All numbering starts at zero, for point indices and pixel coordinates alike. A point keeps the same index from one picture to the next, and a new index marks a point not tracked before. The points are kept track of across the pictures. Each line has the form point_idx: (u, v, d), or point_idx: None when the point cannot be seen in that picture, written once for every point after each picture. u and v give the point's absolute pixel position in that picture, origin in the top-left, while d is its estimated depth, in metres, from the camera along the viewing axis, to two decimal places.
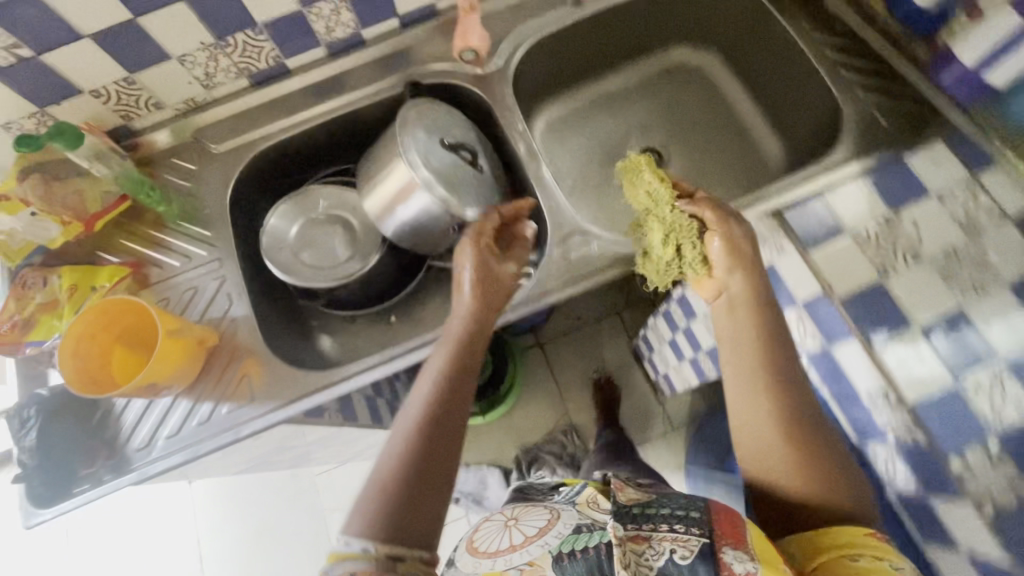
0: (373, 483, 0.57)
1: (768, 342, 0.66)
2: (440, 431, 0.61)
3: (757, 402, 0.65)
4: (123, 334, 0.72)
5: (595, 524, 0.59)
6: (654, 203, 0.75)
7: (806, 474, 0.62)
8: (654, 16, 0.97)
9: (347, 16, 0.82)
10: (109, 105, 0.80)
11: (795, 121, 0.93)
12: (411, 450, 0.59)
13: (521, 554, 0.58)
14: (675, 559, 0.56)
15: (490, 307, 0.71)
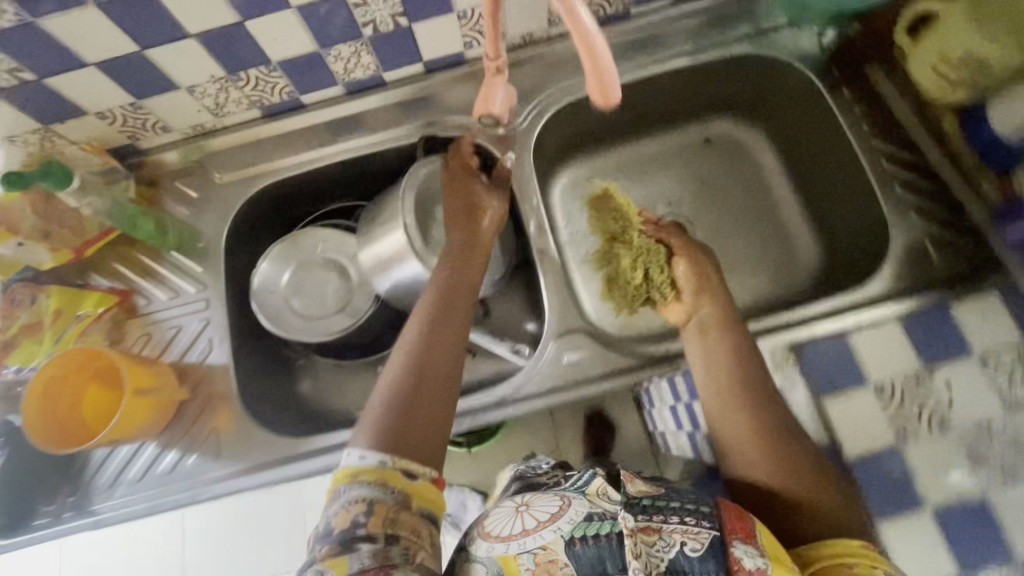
0: (380, 407, 0.59)
1: (735, 350, 0.66)
2: (442, 363, 0.62)
3: (729, 407, 0.63)
4: (100, 372, 0.70)
5: (607, 514, 0.55)
6: (620, 229, 0.83)
7: (790, 465, 0.59)
8: (701, 86, 0.88)
9: (367, 59, 0.77)
10: (115, 125, 0.77)
11: (840, 226, 0.84)
12: (415, 378, 0.61)
13: (534, 539, 0.54)
14: (686, 554, 0.52)
15: (480, 249, 0.74)
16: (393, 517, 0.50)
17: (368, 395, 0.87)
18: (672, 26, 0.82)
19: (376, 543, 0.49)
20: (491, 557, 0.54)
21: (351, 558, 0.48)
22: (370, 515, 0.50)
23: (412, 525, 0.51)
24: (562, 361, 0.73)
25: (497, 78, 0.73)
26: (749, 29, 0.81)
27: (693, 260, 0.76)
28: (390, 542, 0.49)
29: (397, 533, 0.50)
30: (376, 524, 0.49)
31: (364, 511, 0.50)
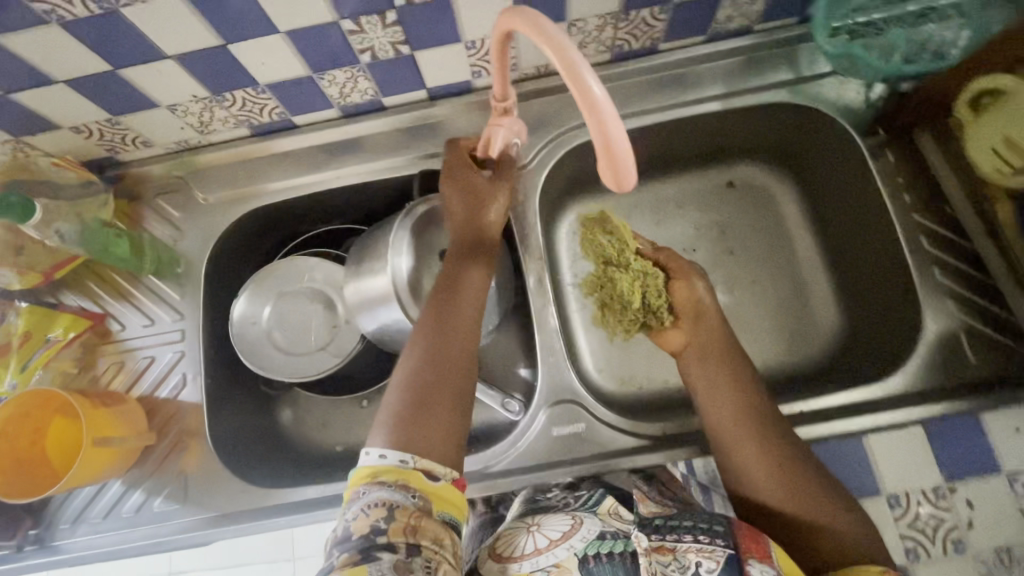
0: (396, 411, 0.57)
1: (735, 372, 0.63)
2: (456, 360, 0.61)
3: (737, 432, 0.59)
4: (65, 408, 0.67)
5: (620, 532, 0.53)
6: (616, 253, 0.76)
7: (798, 491, 0.56)
8: (730, 128, 0.80)
9: (365, 85, 0.71)
10: (92, 139, 0.72)
11: (869, 297, 0.76)
12: (431, 377, 0.59)
13: (547, 557, 0.52)
14: (702, 572, 0.48)
15: (486, 241, 0.70)
16: (413, 522, 0.48)
17: (348, 435, 0.83)
18: (702, 66, 0.75)
19: (396, 550, 0.46)
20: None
21: (369, 566, 0.46)
22: (391, 520, 0.48)
23: (432, 532, 0.49)
24: (552, 435, 0.69)
25: (502, 120, 0.65)
26: (790, 76, 0.74)
27: (693, 285, 0.69)
28: (409, 550, 0.47)
29: (417, 540, 0.47)
30: (396, 530, 0.47)
31: (384, 516, 0.48)
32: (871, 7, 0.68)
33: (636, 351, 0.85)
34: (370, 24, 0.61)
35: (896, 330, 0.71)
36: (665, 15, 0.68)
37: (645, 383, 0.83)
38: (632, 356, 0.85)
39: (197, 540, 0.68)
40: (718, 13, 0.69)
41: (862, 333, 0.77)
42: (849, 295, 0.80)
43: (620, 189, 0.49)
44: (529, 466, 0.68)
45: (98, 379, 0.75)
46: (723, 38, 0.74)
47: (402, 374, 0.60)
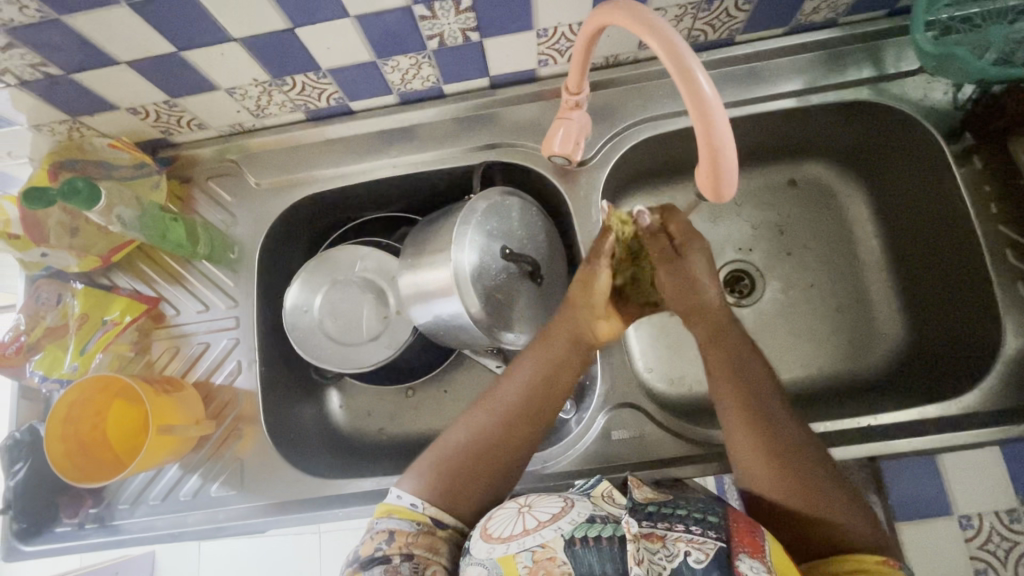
0: (445, 456, 0.60)
1: (746, 370, 0.60)
2: (506, 429, 0.61)
3: (746, 432, 0.57)
4: (125, 393, 0.68)
5: (610, 517, 0.48)
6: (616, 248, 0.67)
7: (793, 480, 0.54)
8: (802, 126, 0.77)
9: (428, 71, 0.68)
10: (148, 121, 0.71)
11: (935, 309, 0.74)
12: (472, 434, 0.61)
13: (533, 537, 0.47)
14: (689, 564, 0.44)
15: (581, 314, 0.66)
16: (410, 539, 0.52)
17: (395, 424, 0.83)
18: (779, 59, 0.71)
19: (390, 561, 0.50)
20: (491, 560, 0.47)
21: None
22: (391, 540, 0.52)
23: (429, 544, 0.53)
24: (610, 439, 0.68)
25: (570, 115, 0.63)
26: (873, 74, 0.70)
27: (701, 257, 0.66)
28: (404, 559, 0.50)
29: (412, 552, 0.51)
30: (395, 546, 0.51)
31: (385, 537, 0.52)
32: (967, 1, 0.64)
33: (687, 352, 0.83)
34: (443, 9, 0.58)
35: (970, 343, 0.69)
36: (749, 6, 0.64)
37: (695, 385, 0.81)
38: (683, 356, 0.83)
39: (252, 527, 0.69)
40: (804, 4, 0.65)
41: (927, 347, 0.75)
42: (915, 308, 0.78)
43: (716, 198, 0.49)
44: (585, 468, 0.68)
45: (154, 363, 0.75)
46: (804, 31, 0.70)
47: (455, 423, 0.63)
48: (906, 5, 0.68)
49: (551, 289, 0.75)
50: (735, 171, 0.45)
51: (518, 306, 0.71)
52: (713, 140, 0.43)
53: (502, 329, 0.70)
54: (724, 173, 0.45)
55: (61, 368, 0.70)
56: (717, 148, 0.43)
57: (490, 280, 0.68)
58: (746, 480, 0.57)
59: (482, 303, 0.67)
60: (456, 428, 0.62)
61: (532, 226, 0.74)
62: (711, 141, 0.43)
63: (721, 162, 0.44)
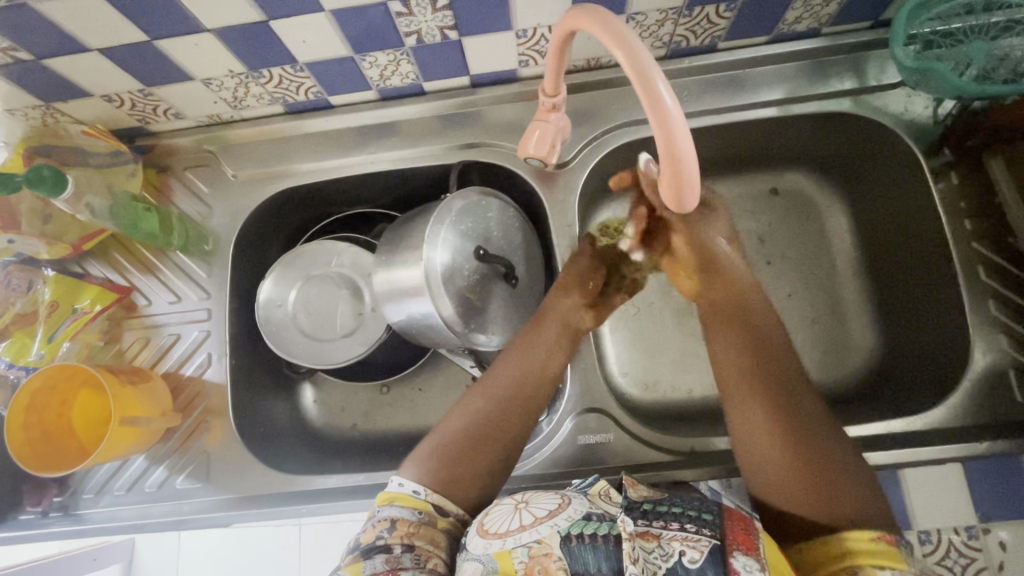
0: (445, 441, 0.60)
1: (762, 358, 0.60)
2: (504, 415, 0.62)
3: (763, 423, 0.57)
4: (90, 381, 0.68)
5: (607, 515, 0.48)
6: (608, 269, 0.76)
7: (797, 464, 0.54)
8: (784, 135, 0.76)
9: (407, 68, 0.68)
10: (124, 109, 0.70)
11: (910, 321, 0.74)
12: (475, 419, 0.61)
13: (530, 533, 0.47)
14: (684, 563, 0.44)
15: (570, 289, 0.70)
16: (413, 529, 0.52)
17: (367, 420, 0.83)
18: (762, 68, 0.71)
19: (392, 551, 0.50)
20: (487, 555, 0.47)
21: (365, 564, 0.50)
22: (392, 528, 0.52)
23: (430, 535, 0.53)
24: (577, 443, 0.68)
25: (547, 117, 0.63)
26: (855, 86, 0.70)
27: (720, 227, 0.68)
28: (405, 550, 0.50)
29: (413, 543, 0.51)
30: (396, 536, 0.51)
31: (387, 525, 0.52)
32: (952, 15, 0.64)
33: (662, 358, 0.83)
34: (420, 6, 0.58)
35: (943, 349, 0.69)
36: (731, 13, 0.64)
37: (669, 391, 0.81)
38: (658, 362, 0.83)
39: (216, 520, 0.69)
40: (787, 13, 0.65)
41: (900, 362, 0.75)
42: (891, 321, 0.78)
43: (679, 206, 0.48)
44: (550, 473, 0.67)
45: (124, 353, 0.75)
46: (787, 40, 0.70)
47: (455, 409, 0.63)
48: (889, 18, 0.68)
49: (526, 291, 0.75)
50: (696, 175, 0.45)
51: (492, 307, 0.71)
52: (675, 150, 0.42)
53: (474, 331, 0.69)
54: (684, 179, 0.44)
55: (27, 356, 0.69)
56: (678, 161, 0.43)
57: (462, 281, 0.68)
58: (757, 472, 0.56)
59: (454, 304, 0.67)
60: (455, 414, 0.63)
61: (509, 227, 0.74)
62: (674, 154, 0.43)
63: (682, 168, 0.43)
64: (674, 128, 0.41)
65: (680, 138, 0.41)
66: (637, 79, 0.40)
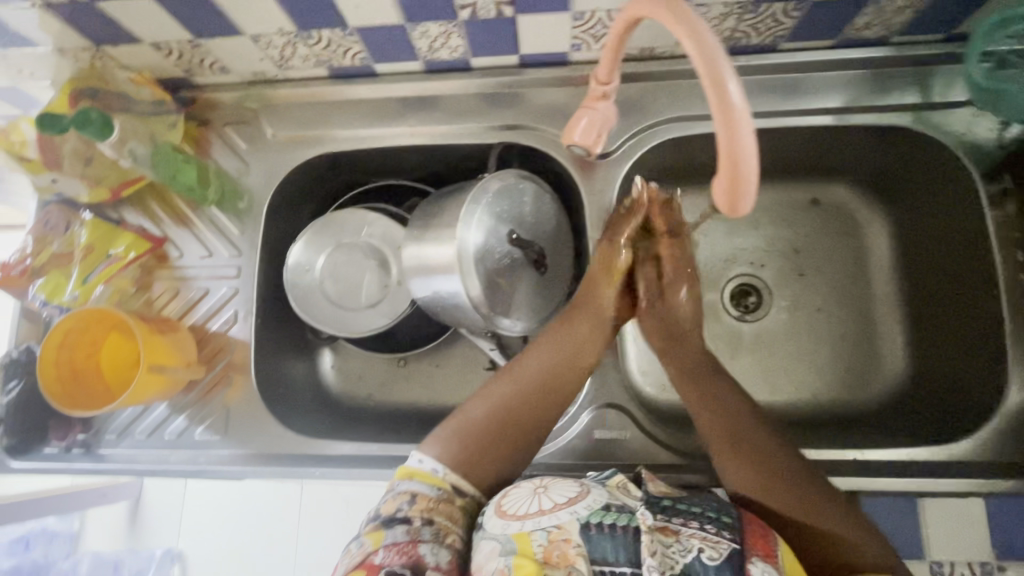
0: (469, 425, 0.60)
1: (722, 389, 0.64)
2: (524, 408, 0.62)
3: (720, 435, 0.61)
4: (120, 325, 0.69)
5: (626, 506, 0.50)
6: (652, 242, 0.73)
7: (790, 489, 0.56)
8: (836, 145, 0.74)
9: (457, 41, 0.67)
10: (171, 58, 0.70)
11: (944, 350, 0.73)
12: (497, 408, 0.61)
13: (549, 517, 0.49)
14: (702, 560, 0.46)
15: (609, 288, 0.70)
16: (432, 505, 0.53)
17: (381, 391, 0.84)
18: (822, 73, 0.68)
19: (412, 523, 0.51)
20: (506, 535, 0.48)
21: (386, 533, 0.50)
22: (413, 502, 0.53)
23: (449, 512, 0.54)
24: (592, 437, 0.68)
25: (596, 104, 0.62)
26: (917, 100, 0.68)
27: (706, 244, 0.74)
28: (425, 523, 0.51)
29: (433, 518, 0.52)
30: (417, 509, 0.52)
31: (408, 498, 0.53)
32: None
33: None
34: None
35: (972, 384, 0.68)
36: (799, 12, 0.61)
37: None
38: None
39: (230, 473, 0.71)
40: (856, 18, 0.62)
41: (928, 391, 0.74)
42: (924, 348, 0.76)
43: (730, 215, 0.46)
44: (560, 463, 0.67)
45: (153, 302, 0.76)
46: (851, 46, 0.67)
47: (478, 395, 0.63)
48: (964, 32, 0.65)
49: (553, 280, 0.75)
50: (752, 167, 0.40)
51: (517, 292, 0.70)
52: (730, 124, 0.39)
53: (498, 314, 0.69)
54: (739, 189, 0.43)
55: (61, 295, 0.71)
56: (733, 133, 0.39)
57: (494, 264, 0.68)
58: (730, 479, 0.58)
59: (481, 285, 0.66)
60: (477, 400, 0.62)
61: (542, 212, 0.73)
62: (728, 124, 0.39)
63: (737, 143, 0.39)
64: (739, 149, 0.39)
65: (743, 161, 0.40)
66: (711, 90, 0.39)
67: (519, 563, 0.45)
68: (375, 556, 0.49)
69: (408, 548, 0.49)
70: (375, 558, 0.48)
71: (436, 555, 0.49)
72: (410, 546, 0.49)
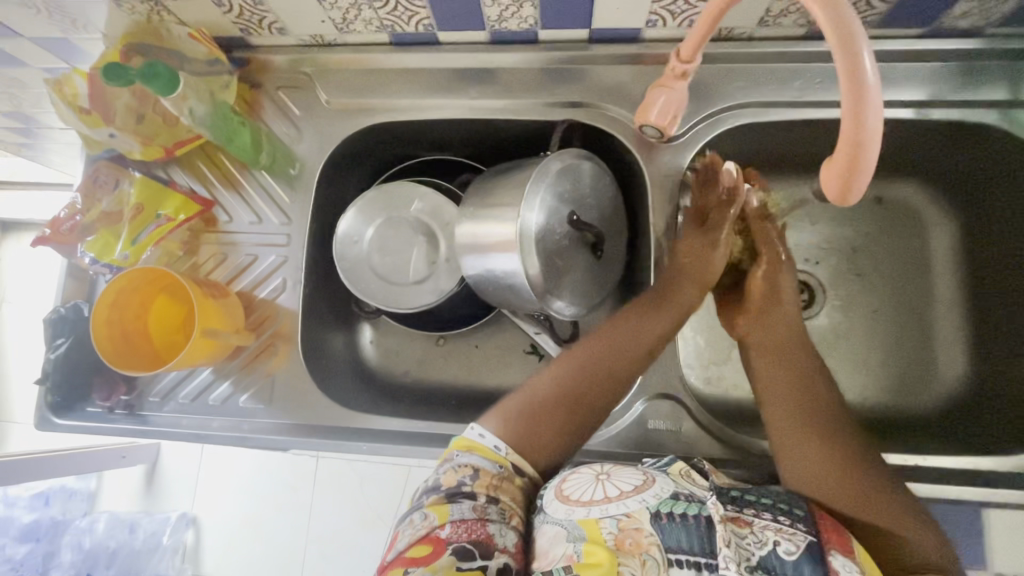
0: (529, 404, 0.58)
1: (795, 370, 0.63)
2: (592, 390, 0.60)
3: (790, 427, 0.59)
4: (171, 287, 0.69)
5: (694, 496, 0.48)
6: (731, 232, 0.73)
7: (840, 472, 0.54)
8: (910, 142, 0.71)
9: (528, 12, 0.64)
10: (230, 15, 0.67)
11: (1008, 360, 0.71)
12: (564, 386, 0.60)
13: (617, 506, 0.47)
14: (779, 554, 0.45)
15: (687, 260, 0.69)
16: (496, 482, 0.52)
17: (421, 368, 0.83)
18: (908, 63, 0.65)
19: (477, 499, 0.50)
20: (571, 521, 0.47)
21: (451, 507, 0.49)
22: (476, 477, 0.51)
23: (511, 492, 0.52)
24: (645, 427, 0.67)
25: (673, 84, 0.59)
26: (1006, 97, 0.64)
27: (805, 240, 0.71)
28: (490, 502, 0.50)
29: (497, 496, 0.51)
30: (481, 485, 0.51)
31: (470, 472, 0.52)
32: None
33: (729, 355, 0.80)
34: None
35: None
36: None
37: (732, 389, 0.79)
38: (725, 358, 0.80)
39: (274, 442, 0.70)
40: (955, 5, 0.59)
41: (987, 401, 0.72)
42: (984, 355, 0.74)
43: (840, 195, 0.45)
44: (611, 451, 0.66)
45: (199, 267, 0.75)
46: (942, 37, 0.64)
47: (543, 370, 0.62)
48: None
49: (607, 266, 0.73)
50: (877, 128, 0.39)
51: (573, 275, 0.69)
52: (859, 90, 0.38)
53: (553, 296, 0.67)
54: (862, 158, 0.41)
55: (112, 254, 0.70)
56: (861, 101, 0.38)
57: (554, 244, 0.66)
58: (786, 472, 0.57)
59: (539, 265, 0.64)
60: (540, 380, 0.61)
61: (602, 195, 0.71)
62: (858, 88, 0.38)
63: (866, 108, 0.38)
64: (871, 130, 0.39)
65: (872, 144, 0.40)
66: (847, 77, 0.38)
67: (590, 550, 0.44)
68: (441, 532, 0.48)
69: (476, 527, 0.48)
70: (440, 533, 0.48)
71: (504, 537, 0.49)
72: (477, 525, 0.48)
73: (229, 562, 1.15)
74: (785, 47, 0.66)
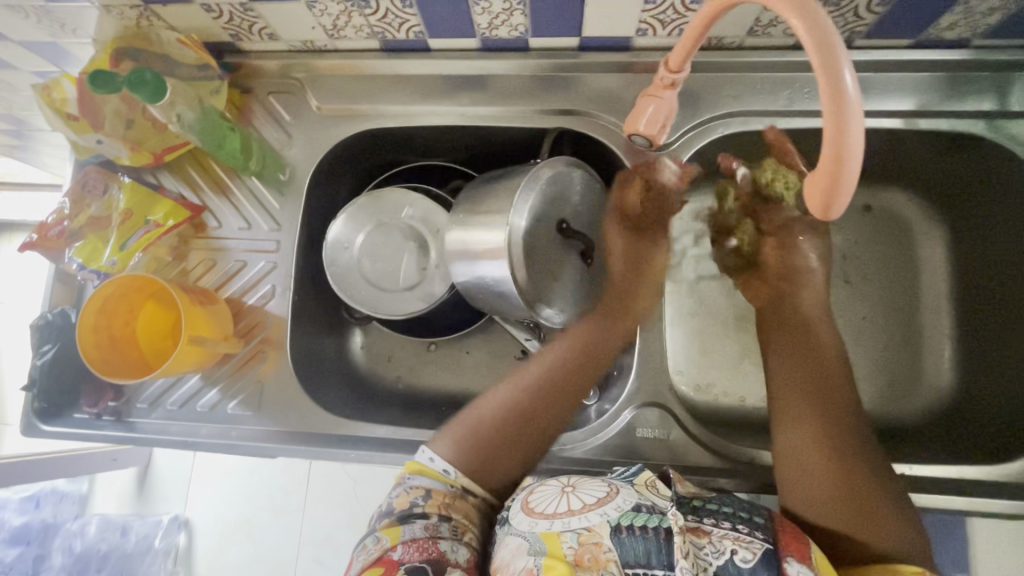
0: (478, 427, 0.62)
1: (808, 371, 0.64)
2: (540, 408, 0.64)
3: (793, 426, 0.61)
4: (157, 293, 0.69)
5: (656, 507, 0.48)
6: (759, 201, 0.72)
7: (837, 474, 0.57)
8: (903, 150, 0.71)
9: (519, 19, 0.64)
10: (220, 21, 0.67)
11: (996, 369, 0.71)
12: (512, 406, 0.64)
13: (578, 519, 0.47)
14: (736, 562, 0.45)
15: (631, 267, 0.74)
16: (448, 501, 0.56)
17: (410, 374, 0.83)
18: (896, 73, 0.66)
19: (429, 518, 0.54)
20: (534, 534, 0.47)
21: (403, 529, 0.53)
22: (428, 497, 0.56)
23: (464, 510, 0.57)
24: (634, 435, 0.67)
25: (662, 93, 0.59)
26: (993, 108, 0.65)
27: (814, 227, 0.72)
28: (442, 520, 0.54)
29: (449, 514, 0.55)
30: (432, 505, 0.55)
31: (422, 494, 0.56)
32: None
33: (719, 361, 0.80)
34: None
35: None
36: (882, 8, 0.59)
37: (721, 396, 0.79)
38: (715, 365, 0.80)
39: (262, 449, 0.70)
40: (942, 17, 0.60)
41: (976, 411, 0.72)
42: (971, 365, 0.74)
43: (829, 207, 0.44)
44: (600, 459, 0.66)
45: (188, 272, 0.75)
46: (930, 47, 0.64)
47: (495, 389, 0.66)
48: None
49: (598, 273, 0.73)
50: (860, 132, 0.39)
51: (563, 283, 0.68)
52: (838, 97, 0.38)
53: (543, 304, 0.67)
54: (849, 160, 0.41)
55: (100, 260, 0.69)
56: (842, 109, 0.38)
57: (542, 252, 0.66)
58: (782, 468, 0.59)
59: (527, 272, 0.64)
60: (489, 399, 0.65)
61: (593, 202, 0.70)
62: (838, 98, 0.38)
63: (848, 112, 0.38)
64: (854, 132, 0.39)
65: (853, 164, 0.40)
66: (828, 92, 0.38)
67: (550, 564, 0.44)
68: (393, 553, 0.50)
69: (427, 545, 0.51)
70: (393, 554, 0.50)
71: (456, 552, 0.52)
72: (429, 543, 0.51)
73: (221, 565, 1.15)
74: (775, 56, 0.66)
